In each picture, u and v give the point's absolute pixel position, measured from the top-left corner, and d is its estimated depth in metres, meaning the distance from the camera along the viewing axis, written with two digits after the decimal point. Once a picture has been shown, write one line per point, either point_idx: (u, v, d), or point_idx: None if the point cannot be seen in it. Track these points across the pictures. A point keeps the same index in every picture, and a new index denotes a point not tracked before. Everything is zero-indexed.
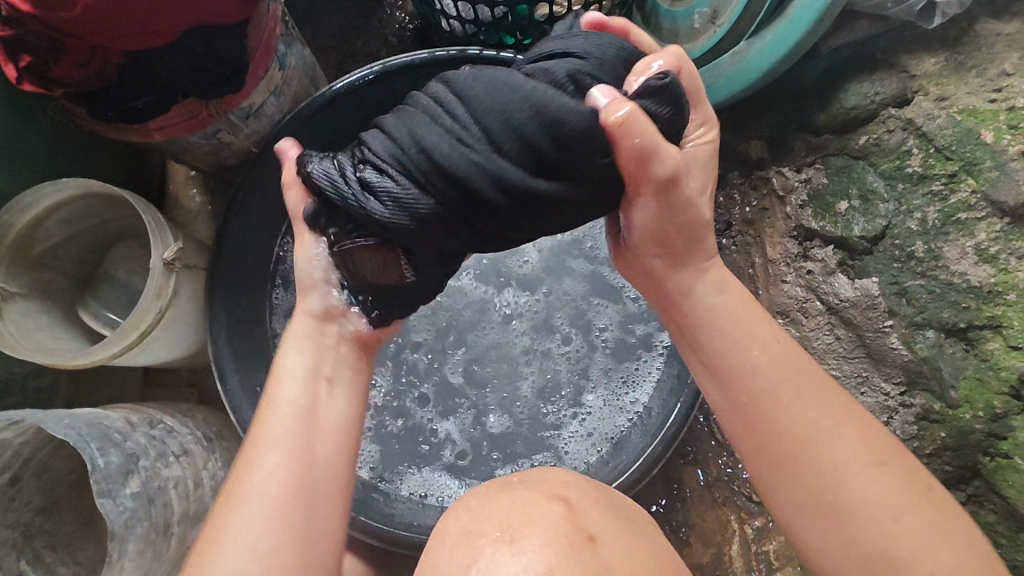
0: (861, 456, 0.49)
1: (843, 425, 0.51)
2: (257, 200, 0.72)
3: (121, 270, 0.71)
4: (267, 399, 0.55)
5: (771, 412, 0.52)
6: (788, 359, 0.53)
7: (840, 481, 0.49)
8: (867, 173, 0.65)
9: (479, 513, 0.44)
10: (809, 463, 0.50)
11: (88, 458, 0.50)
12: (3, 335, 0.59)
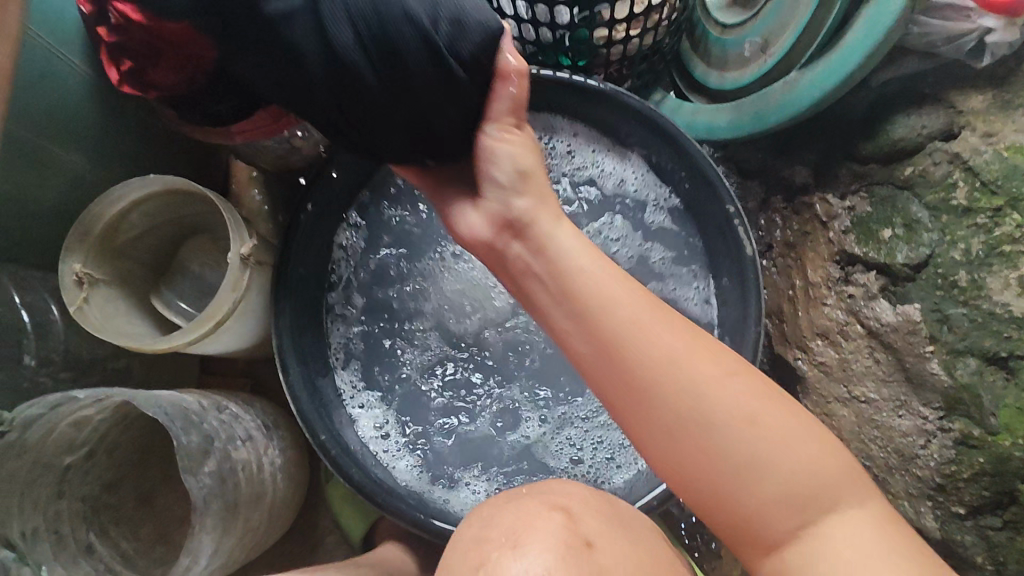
0: (741, 421, 0.49)
1: (724, 402, 0.49)
2: (324, 202, 0.76)
3: (195, 264, 0.75)
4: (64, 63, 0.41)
5: (652, 391, 0.50)
6: (677, 342, 0.51)
7: (725, 443, 0.49)
8: (912, 203, 0.67)
9: (489, 520, 0.51)
10: (693, 405, 0.50)
11: (174, 435, 0.53)
12: (89, 318, 0.64)
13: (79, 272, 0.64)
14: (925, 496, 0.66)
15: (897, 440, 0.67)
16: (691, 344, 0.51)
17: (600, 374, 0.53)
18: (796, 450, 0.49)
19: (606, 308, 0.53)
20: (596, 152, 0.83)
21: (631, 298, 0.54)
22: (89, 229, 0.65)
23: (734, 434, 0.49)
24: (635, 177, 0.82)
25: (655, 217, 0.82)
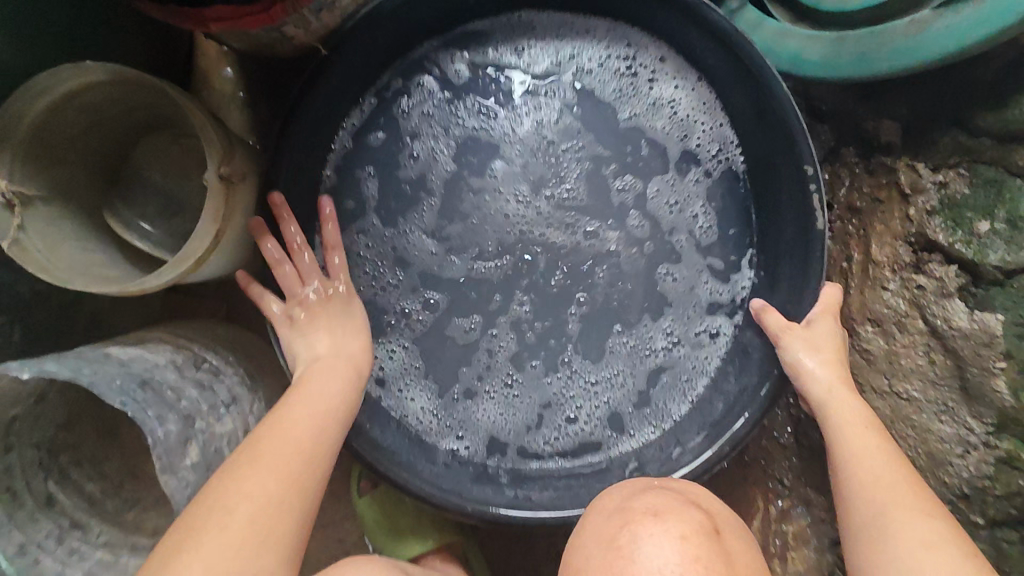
0: (935, 539, 0.50)
1: (926, 526, 0.51)
2: (327, 112, 0.64)
3: (154, 170, 0.61)
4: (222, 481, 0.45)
5: (843, 482, 0.56)
6: (890, 458, 0.55)
7: (881, 539, 0.52)
8: (1022, 196, 0.57)
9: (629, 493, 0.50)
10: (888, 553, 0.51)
11: (148, 430, 0.45)
12: (29, 252, 0.51)
13: (6, 192, 0.49)
14: (946, 500, 0.64)
15: (932, 444, 0.64)
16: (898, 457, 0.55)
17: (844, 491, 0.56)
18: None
19: (828, 387, 0.59)
20: (680, 97, 0.69)
21: (874, 438, 0.57)
22: (12, 131, 0.50)
23: (893, 520, 0.52)
24: (704, 132, 0.69)
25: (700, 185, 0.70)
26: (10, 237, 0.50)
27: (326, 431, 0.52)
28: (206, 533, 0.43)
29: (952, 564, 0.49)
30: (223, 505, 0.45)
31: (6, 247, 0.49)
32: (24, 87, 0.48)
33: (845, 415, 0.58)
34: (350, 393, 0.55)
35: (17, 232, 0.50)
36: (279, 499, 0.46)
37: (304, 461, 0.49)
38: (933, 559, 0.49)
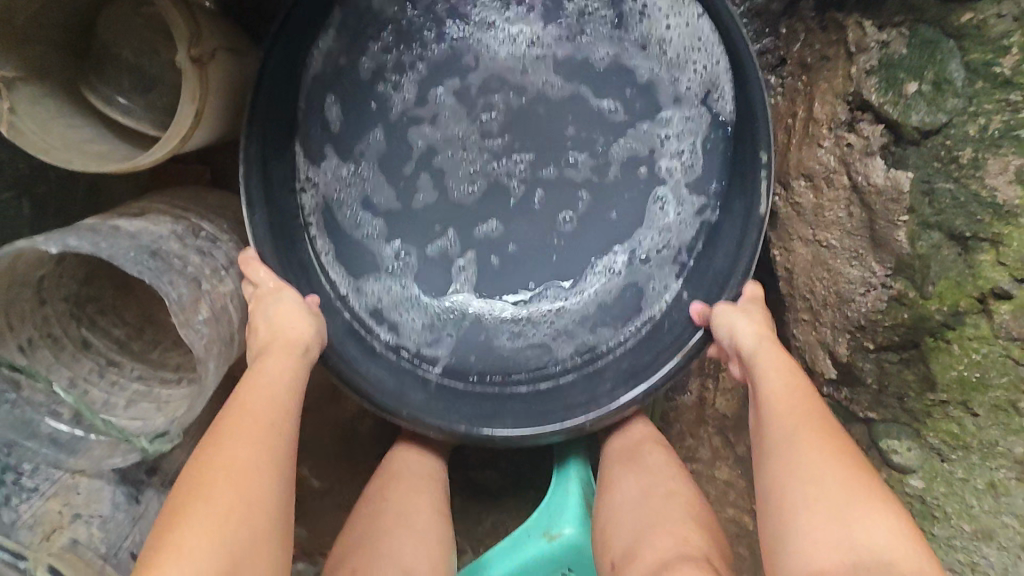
0: (834, 458, 0.55)
1: (825, 449, 0.55)
2: (306, 64, 0.66)
3: (125, 49, 0.64)
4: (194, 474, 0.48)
5: (763, 422, 0.60)
6: (801, 399, 0.60)
7: (789, 460, 0.56)
8: (953, 57, 0.60)
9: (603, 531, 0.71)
10: (795, 472, 0.55)
11: (162, 291, 0.54)
12: (26, 134, 0.55)
13: None
14: (847, 329, 0.76)
15: (841, 285, 0.74)
16: (804, 398, 0.60)
17: (766, 432, 0.60)
18: (827, 486, 0.53)
19: (758, 335, 0.65)
20: (668, 29, 0.68)
21: (787, 378, 0.62)
22: None
23: (803, 443, 0.56)
24: (690, 77, 0.69)
25: (696, 115, 0.71)
26: (5, 119, 0.54)
27: (288, 400, 0.56)
28: (195, 504, 0.46)
29: (864, 509, 0.51)
30: (208, 476, 0.48)
31: (4, 131, 0.54)
32: None
33: (778, 373, 0.62)
34: (287, 367, 0.58)
35: (10, 113, 0.54)
36: (258, 463, 0.49)
37: (277, 435, 0.53)
38: (827, 477, 0.53)
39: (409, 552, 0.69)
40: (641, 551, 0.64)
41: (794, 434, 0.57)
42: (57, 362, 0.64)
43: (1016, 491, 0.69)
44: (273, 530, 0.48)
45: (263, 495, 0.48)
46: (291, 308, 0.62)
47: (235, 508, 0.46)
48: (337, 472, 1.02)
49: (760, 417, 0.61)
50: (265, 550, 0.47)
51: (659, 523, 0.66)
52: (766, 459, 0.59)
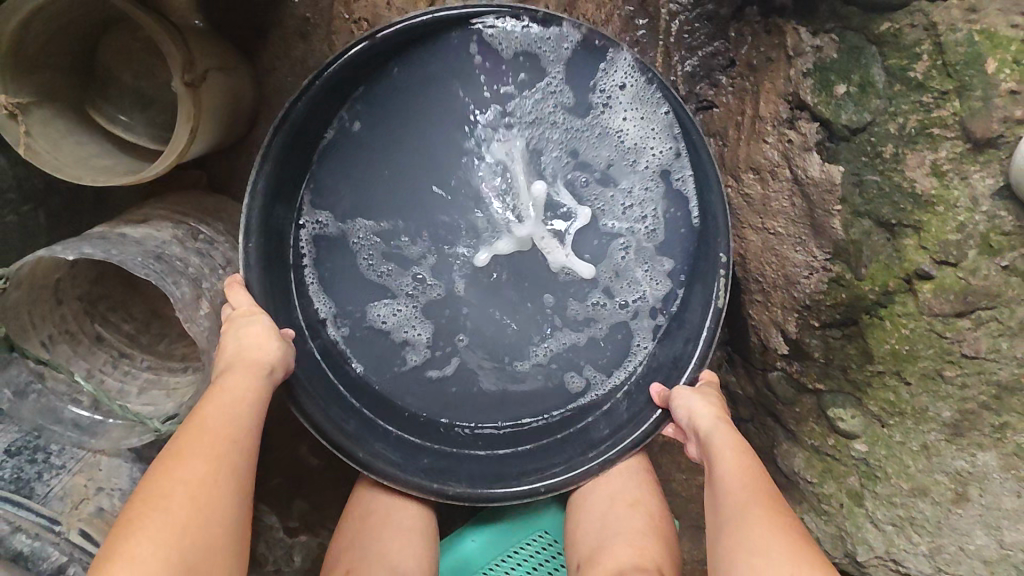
0: (777, 536, 0.54)
1: (767, 524, 0.55)
2: (313, 135, 0.68)
3: (125, 72, 0.70)
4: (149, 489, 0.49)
5: (712, 504, 0.61)
6: (749, 479, 0.60)
7: (732, 540, 0.56)
8: (875, 62, 0.66)
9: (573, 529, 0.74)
10: (737, 552, 0.54)
11: (166, 290, 0.61)
12: (42, 154, 0.62)
13: (7, 106, 0.59)
14: (795, 309, 0.82)
15: (788, 269, 0.81)
16: (751, 478, 0.60)
17: (714, 513, 0.60)
18: (767, 563, 0.52)
19: (709, 418, 0.66)
20: (630, 121, 0.71)
21: (734, 456, 0.62)
22: None
23: (745, 524, 0.56)
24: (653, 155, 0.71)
25: (654, 188, 0.73)
26: (22, 143, 0.61)
27: (249, 415, 0.56)
28: (149, 518, 0.47)
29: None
30: (160, 495, 0.49)
31: (22, 153, 0.60)
32: None
33: (734, 453, 0.62)
34: (253, 385, 0.58)
35: (26, 136, 0.61)
36: (217, 481, 0.51)
37: (234, 455, 0.53)
38: (766, 555, 0.52)
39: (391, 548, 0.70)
40: (603, 555, 0.68)
41: (740, 510, 0.57)
42: (74, 355, 0.71)
43: (947, 452, 0.76)
44: (231, 545, 0.50)
45: (220, 514, 0.50)
46: (257, 329, 0.61)
47: (191, 525, 0.48)
48: (334, 451, 1.10)
49: (716, 494, 0.61)
50: (221, 561, 0.49)
51: (634, 535, 0.69)
52: (711, 538, 0.59)
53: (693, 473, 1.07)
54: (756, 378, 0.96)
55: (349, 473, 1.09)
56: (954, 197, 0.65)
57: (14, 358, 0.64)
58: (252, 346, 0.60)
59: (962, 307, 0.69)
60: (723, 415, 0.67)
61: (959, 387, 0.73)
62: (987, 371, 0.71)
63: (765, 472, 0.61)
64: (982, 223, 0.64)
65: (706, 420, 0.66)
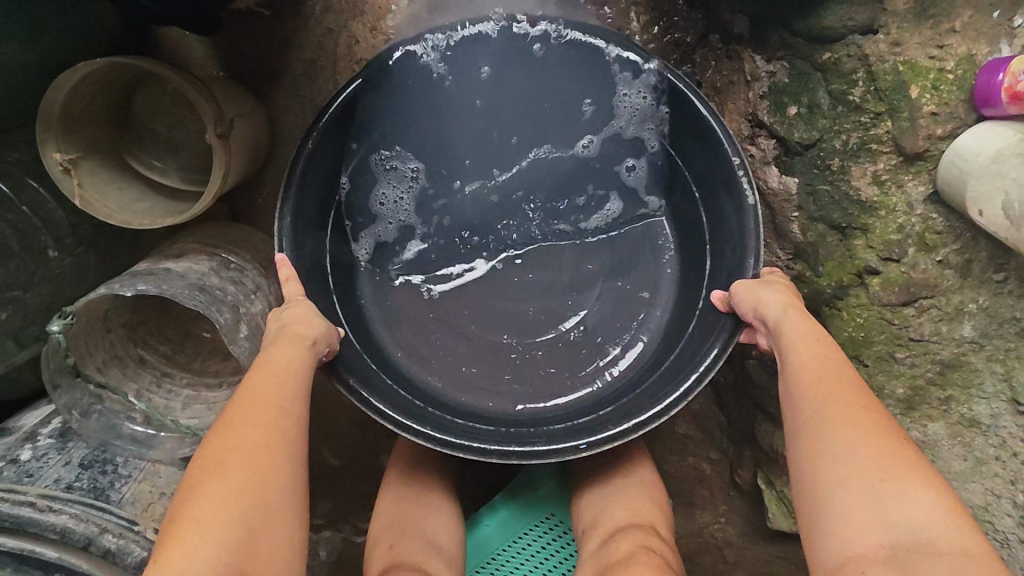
0: (867, 428, 0.53)
1: (855, 416, 0.54)
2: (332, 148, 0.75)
3: (158, 123, 0.78)
4: (201, 467, 0.53)
5: (789, 394, 0.60)
6: (829, 367, 0.59)
7: (819, 434, 0.55)
8: (820, 87, 0.76)
9: (576, 498, 0.81)
10: (826, 445, 0.54)
11: (212, 317, 0.69)
12: (93, 202, 0.70)
13: (62, 161, 0.68)
14: None
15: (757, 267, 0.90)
16: (833, 365, 0.59)
17: (791, 404, 0.59)
18: (860, 461, 0.52)
19: (782, 304, 0.64)
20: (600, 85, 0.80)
21: (811, 343, 0.61)
22: (49, 115, 0.66)
23: (833, 415, 0.55)
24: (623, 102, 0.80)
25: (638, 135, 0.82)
26: (77, 194, 0.69)
27: (295, 377, 0.61)
28: (210, 481, 0.52)
29: (892, 481, 0.50)
30: (219, 460, 0.53)
31: (77, 202, 0.68)
32: (54, 83, 0.64)
33: (812, 345, 0.61)
34: (296, 359, 0.62)
35: (79, 188, 0.69)
36: (270, 442, 0.55)
37: (284, 415, 0.58)
38: (861, 449, 0.52)
39: (424, 520, 0.77)
40: (602, 518, 0.75)
41: (821, 404, 0.56)
42: (125, 377, 0.80)
43: (902, 424, 0.85)
44: (291, 501, 0.54)
45: (276, 471, 0.54)
46: (301, 316, 0.66)
47: (251, 483, 0.52)
48: (353, 452, 1.18)
49: (791, 382, 0.60)
50: (283, 516, 0.53)
51: (630, 498, 0.76)
52: (791, 433, 0.58)
53: (683, 454, 1.17)
54: (736, 366, 1.06)
55: (368, 471, 1.18)
56: (893, 202, 0.74)
57: (77, 382, 0.72)
58: (295, 326, 0.65)
59: (907, 297, 0.78)
60: (797, 302, 0.65)
61: (908, 366, 0.82)
62: (931, 352, 0.80)
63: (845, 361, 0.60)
64: (918, 224, 0.74)
65: (780, 306, 0.64)
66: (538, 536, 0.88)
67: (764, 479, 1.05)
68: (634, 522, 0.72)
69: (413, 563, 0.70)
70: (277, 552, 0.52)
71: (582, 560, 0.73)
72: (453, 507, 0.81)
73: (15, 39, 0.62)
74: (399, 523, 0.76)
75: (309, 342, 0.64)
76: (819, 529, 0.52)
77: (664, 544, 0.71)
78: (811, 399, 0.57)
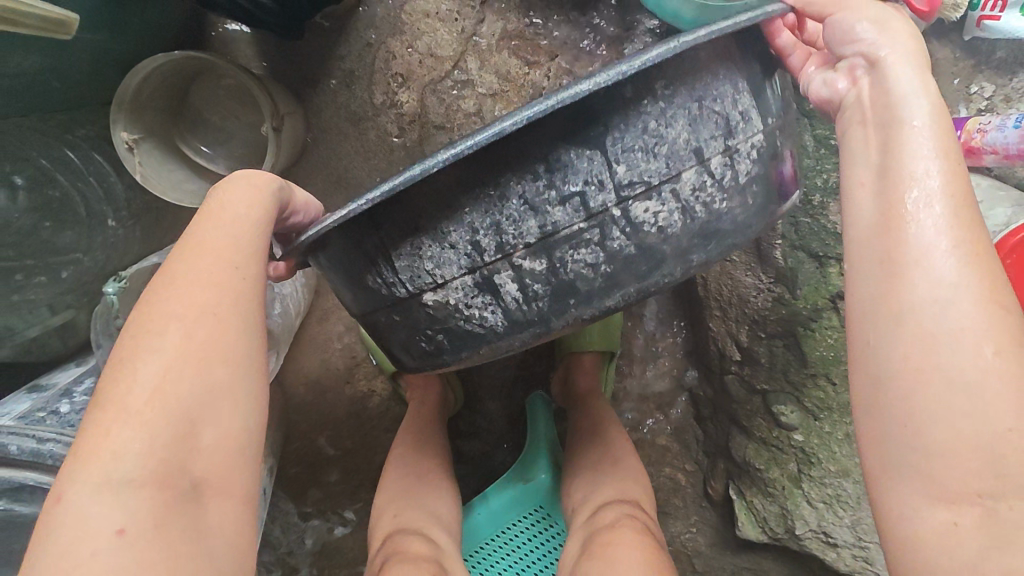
0: (991, 326, 0.40)
1: (977, 305, 0.41)
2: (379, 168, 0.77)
3: (211, 115, 0.85)
4: (117, 355, 0.43)
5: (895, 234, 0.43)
6: (955, 208, 0.43)
7: (928, 321, 0.41)
8: (806, 131, 0.87)
9: (571, 480, 0.89)
10: (939, 338, 0.40)
11: None
12: (151, 180, 0.76)
13: (128, 141, 0.74)
14: (747, 321, 1.01)
15: (741, 289, 1.00)
16: (958, 205, 0.43)
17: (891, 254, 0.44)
18: (976, 370, 0.39)
19: (891, 81, 0.46)
20: None
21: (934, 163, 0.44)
22: (122, 98, 0.73)
23: (954, 287, 0.41)
24: None
25: None
26: (138, 171, 0.75)
27: (246, 232, 0.50)
28: (142, 365, 0.42)
29: (1010, 404, 0.39)
30: (153, 337, 0.43)
31: (137, 178, 0.75)
32: (133, 70, 0.71)
33: (925, 153, 0.44)
34: (244, 227, 0.50)
35: (140, 167, 0.75)
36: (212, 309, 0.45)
37: (219, 293, 0.46)
38: (976, 354, 0.40)
39: (428, 494, 0.83)
40: (593, 495, 0.82)
41: (932, 260, 0.42)
42: None
43: None
44: (235, 377, 0.45)
45: (219, 341, 0.45)
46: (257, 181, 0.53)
47: (198, 369, 0.43)
48: (350, 443, 1.23)
49: (882, 212, 0.44)
50: (234, 404, 0.44)
51: (617, 478, 0.84)
52: (885, 300, 0.43)
53: (661, 465, 1.23)
54: (716, 381, 1.14)
55: (359, 463, 1.22)
56: None
57: (118, 345, 0.76)
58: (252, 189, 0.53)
59: None
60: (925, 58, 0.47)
61: None
62: None
63: (966, 185, 0.44)
64: None
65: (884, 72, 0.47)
66: (527, 527, 0.97)
67: (736, 490, 1.12)
68: (622, 497, 0.80)
69: (417, 528, 0.77)
70: (225, 443, 0.44)
71: (572, 531, 0.81)
72: (452, 488, 0.87)
73: (106, 29, 0.70)
74: (405, 496, 0.81)
75: (262, 206, 0.52)
76: (887, 448, 0.42)
77: (650, 518, 0.78)
78: (919, 253, 0.42)
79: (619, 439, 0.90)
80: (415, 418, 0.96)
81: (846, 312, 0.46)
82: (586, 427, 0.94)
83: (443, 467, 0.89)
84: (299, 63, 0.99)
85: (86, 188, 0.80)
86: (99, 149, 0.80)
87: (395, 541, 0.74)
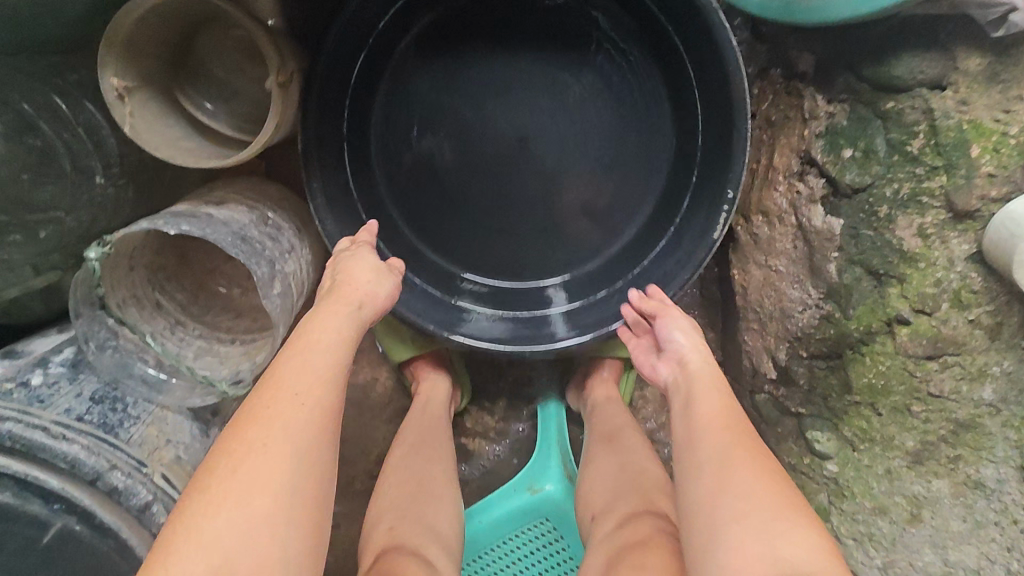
0: (773, 493, 0.53)
1: (761, 485, 0.53)
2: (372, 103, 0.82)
3: (214, 64, 0.78)
4: (228, 439, 0.50)
5: (694, 435, 0.60)
6: (731, 425, 0.59)
7: (720, 492, 0.54)
8: (878, 134, 0.77)
9: (588, 492, 0.81)
10: (726, 488, 0.54)
11: (250, 266, 0.68)
12: (142, 134, 0.69)
13: (118, 89, 0.66)
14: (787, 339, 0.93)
15: (785, 303, 0.91)
16: (726, 441, 0.58)
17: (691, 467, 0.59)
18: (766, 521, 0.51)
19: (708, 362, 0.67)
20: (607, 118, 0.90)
21: (718, 408, 0.61)
22: (113, 39, 0.64)
23: (733, 471, 0.55)
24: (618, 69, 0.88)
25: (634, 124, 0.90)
26: (127, 123, 0.67)
27: (341, 357, 0.57)
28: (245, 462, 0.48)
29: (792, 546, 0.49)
30: (258, 438, 0.50)
31: (126, 131, 0.67)
32: (124, 9, 0.62)
33: (708, 408, 0.61)
34: (346, 344, 0.58)
35: (130, 118, 0.68)
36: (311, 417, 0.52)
37: (317, 403, 0.53)
38: (752, 504, 0.52)
39: (427, 506, 0.75)
40: (613, 509, 0.74)
41: (702, 470, 0.56)
42: (142, 319, 0.74)
43: (907, 476, 0.85)
44: (312, 492, 0.50)
45: (313, 457, 0.51)
46: (364, 296, 0.64)
47: (286, 485, 0.49)
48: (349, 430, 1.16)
49: (687, 435, 0.61)
50: (302, 520, 0.49)
51: (642, 488, 0.75)
52: (693, 472, 0.58)
53: None
54: (745, 398, 1.06)
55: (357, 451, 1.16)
56: (934, 256, 0.75)
57: (98, 315, 0.70)
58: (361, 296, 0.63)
59: (932, 351, 0.78)
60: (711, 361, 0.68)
61: (923, 421, 0.82)
62: (947, 410, 0.80)
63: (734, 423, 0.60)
64: (956, 281, 0.75)
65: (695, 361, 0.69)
66: (532, 538, 0.90)
67: None
68: (649, 510, 0.71)
69: (412, 546, 0.69)
70: (265, 565, 0.46)
71: (591, 550, 0.73)
72: (456, 496, 0.80)
73: None
74: (403, 512, 0.74)
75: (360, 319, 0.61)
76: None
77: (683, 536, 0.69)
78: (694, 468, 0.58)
79: (643, 448, 0.82)
80: (417, 416, 0.89)
81: (680, 494, 0.58)
82: (608, 435, 0.86)
83: (446, 471, 0.82)
84: (319, 19, 0.90)
85: (75, 139, 0.73)
86: (93, 98, 0.74)
87: (386, 560, 0.66)
